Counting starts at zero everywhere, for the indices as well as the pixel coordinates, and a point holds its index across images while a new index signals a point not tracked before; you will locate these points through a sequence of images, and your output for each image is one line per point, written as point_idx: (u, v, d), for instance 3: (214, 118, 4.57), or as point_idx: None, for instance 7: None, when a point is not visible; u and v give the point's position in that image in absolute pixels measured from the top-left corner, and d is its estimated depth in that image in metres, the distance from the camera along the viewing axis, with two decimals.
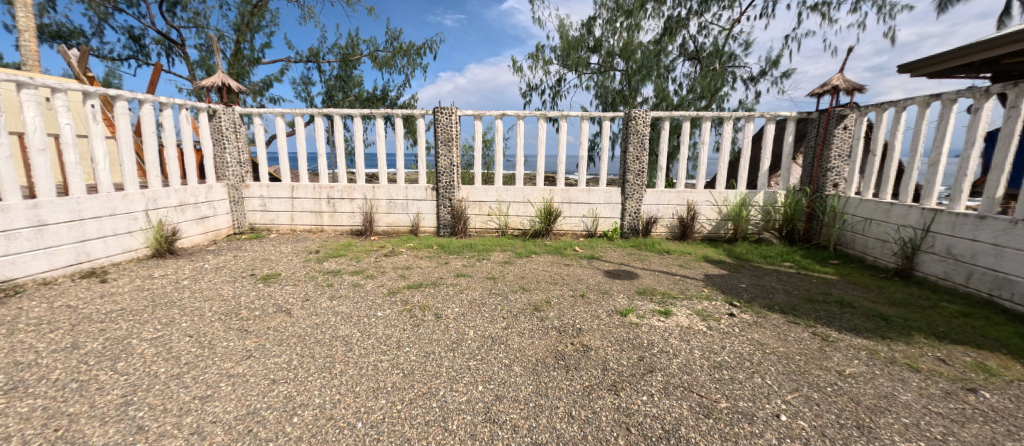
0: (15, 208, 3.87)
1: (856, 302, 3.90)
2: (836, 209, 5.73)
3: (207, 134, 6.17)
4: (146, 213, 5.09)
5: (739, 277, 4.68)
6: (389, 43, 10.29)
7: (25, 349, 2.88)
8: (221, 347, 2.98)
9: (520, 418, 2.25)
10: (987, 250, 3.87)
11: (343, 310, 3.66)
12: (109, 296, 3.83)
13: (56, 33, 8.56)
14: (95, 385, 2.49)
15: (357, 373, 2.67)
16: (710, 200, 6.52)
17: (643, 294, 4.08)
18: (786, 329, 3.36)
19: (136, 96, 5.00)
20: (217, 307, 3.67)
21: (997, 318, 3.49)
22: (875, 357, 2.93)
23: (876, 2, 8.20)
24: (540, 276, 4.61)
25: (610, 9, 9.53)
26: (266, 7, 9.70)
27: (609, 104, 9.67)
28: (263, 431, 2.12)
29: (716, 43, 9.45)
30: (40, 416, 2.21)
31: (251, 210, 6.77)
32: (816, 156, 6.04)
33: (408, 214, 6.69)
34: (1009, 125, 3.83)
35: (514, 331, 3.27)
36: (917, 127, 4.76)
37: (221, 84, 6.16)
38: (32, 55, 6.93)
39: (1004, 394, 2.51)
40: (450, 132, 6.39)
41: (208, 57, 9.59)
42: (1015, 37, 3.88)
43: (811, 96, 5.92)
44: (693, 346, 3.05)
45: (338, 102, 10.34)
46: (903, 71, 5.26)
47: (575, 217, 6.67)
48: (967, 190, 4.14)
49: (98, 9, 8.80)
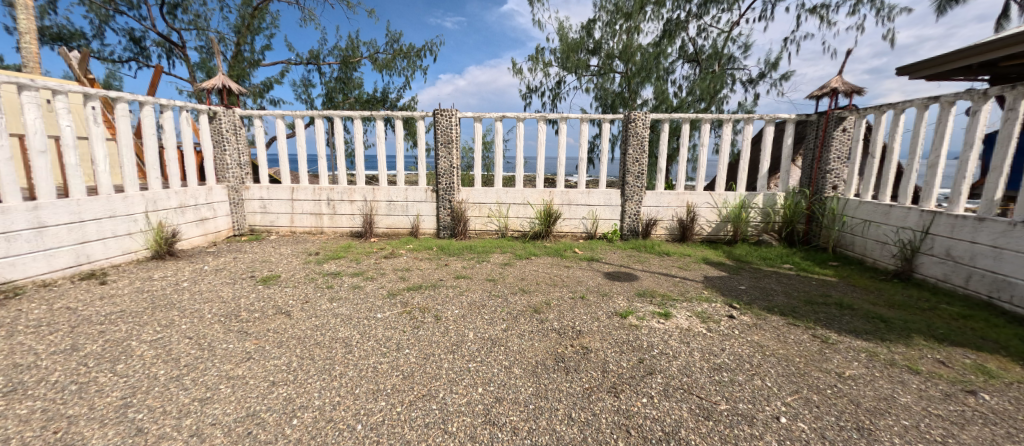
0: (15, 210, 3.87)
1: (856, 304, 3.90)
2: (836, 211, 5.72)
3: (207, 136, 6.18)
4: (146, 215, 5.09)
5: (738, 279, 4.69)
6: (389, 45, 10.34)
7: (25, 351, 2.87)
8: (221, 349, 2.98)
9: (520, 420, 2.25)
10: (987, 252, 3.87)
11: (343, 311, 3.66)
12: (109, 298, 3.83)
13: (56, 35, 8.57)
14: (95, 387, 2.49)
15: (357, 375, 2.67)
16: (710, 202, 6.52)
17: (643, 296, 4.09)
18: (786, 330, 3.37)
19: (136, 98, 5.00)
20: (217, 309, 3.67)
21: (996, 320, 3.50)
22: (875, 359, 2.93)
23: (875, 4, 8.24)
24: (540, 278, 4.61)
25: (610, 12, 9.57)
26: (266, 9, 9.72)
27: (609, 106, 9.70)
28: (263, 434, 2.12)
29: (716, 45, 9.49)
30: (40, 418, 2.21)
31: (251, 211, 6.76)
32: (816, 158, 6.05)
33: (408, 215, 6.70)
34: (1007, 127, 3.84)
35: (513, 333, 3.27)
36: (916, 129, 4.77)
37: (221, 86, 6.17)
38: (33, 58, 6.94)
39: (1003, 396, 2.51)
40: (450, 134, 6.40)
41: (208, 59, 9.61)
42: (1012, 40, 3.91)
43: (811, 98, 5.93)
44: (693, 348, 3.05)
45: (339, 104, 10.36)
46: (902, 73, 5.28)
47: (575, 219, 6.67)
48: (966, 192, 4.15)
49: (98, 11, 8.82)
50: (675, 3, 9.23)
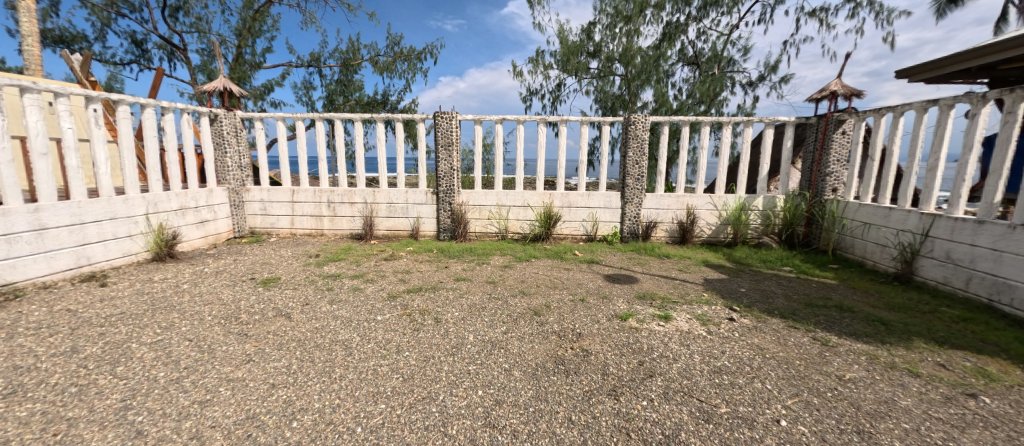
0: (16, 211, 3.87)
1: (856, 307, 3.90)
2: (836, 214, 5.73)
3: (207, 138, 6.19)
4: (147, 217, 5.09)
5: (739, 282, 4.69)
6: (390, 48, 10.39)
7: (25, 352, 2.88)
8: (221, 351, 2.98)
9: (520, 423, 2.25)
10: (987, 255, 3.87)
11: (343, 313, 3.66)
12: (109, 300, 3.83)
13: (58, 38, 8.61)
14: (95, 389, 2.49)
15: (357, 377, 2.67)
16: (710, 204, 6.53)
17: (643, 298, 4.09)
18: (786, 333, 3.36)
19: (138, 100, 5.02)
20: (217, 311, 3.67)
21: (996, 323, 3.50)
22: (875, 362, 2.93)
23: (874, 7, 8.29)
24: (540, 280, 4.62)
25: (610, 15, 9.61)
26: (268, 12, 9.76)
27: (609, 109, 9.73)
28: (263, 436, 2.12)
29: (715, 48, 9.53)
30: (40, 420, 2.21)
31: (251, 214, 6.76)
32: (816, 161, 6.06)
33: (408, 217, 6.71)
34: (1006, 130, 3.85)
35: (514, 336, 3.27)
36: (916, 132, 4.78)
37: (222, 89, 6.18)
38: (35, 60, 6.96)
39: (1004, 399, 2.51)
40: (450, 137, 6.42)
41: (209, 61, 9.64)
42: (1009, 44, 3.93)
43: (810, 101, 5.94)
44: (693, 350, 3.05)
45: (339, 106, 10.40)
46: (902, 76, 5.29)
47: (575, 221, 6.68)
48: (966, 194, 4.15)
49: (101, 14, 8.86)
50: (674, 6, 9.26)
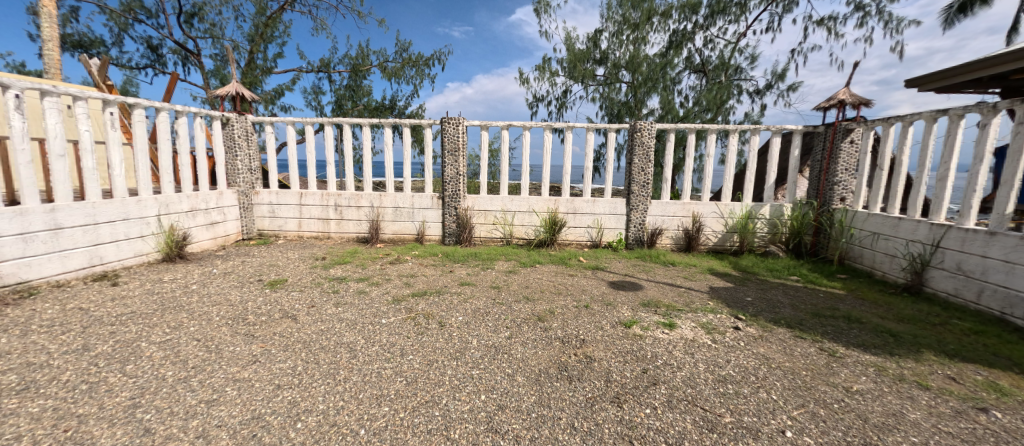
0: (33, 211, 3.97)
1: (865, 317, 3.86)
2: (843, 223, 5.69)
3: (220, 141, 6.29)
4: (158, 218, 5.19)
5: (744, 291, 4.66)
6: (398, 54, 10.55)
7: (37, 350, 2.93)
8: (227, 351, 3.02)
9: (522, 429, 2.25)
10: (998, 267, 3.83)
11: (348, 316, 3.69)
12: (120, 300, 3.89)
13: (77, 42, 8.84)
14: (104, 387, 2.53)
15: (361, 379, 2.70)
16: (716, 212, 6.51)
17: (648, 306, 4.07)
18: (792, 343, 3.34)
19: (152, 103, 5.13)
20: (225, 312, 3.72)
21: (1008, 337, 3.44)
22: (884, 374, 2.89)
23: (883, 16, 8.22)
24: (544, 286, 4.62)
25: (616, 23, 9.67)
26: (279, 18, 9.94)
27: (614, 116, 9.78)
28: (268, 437, 2.14)
29: (722, 56, 9.55)
30: (51, 416, 2.25)
31: (260, 216, 6.82)
32: (823, 169, 6.01)
33: (413, 221, 6.75)
34: (1017, 141, 3.81)
35: (517, 341, 3.28)
36: (925, 142, 4.75)
37: (235, 93, 6.24)
38: (54, 64, 7.11)
39: (1017, 414, 2.46)
40: (457, 142, 6.43)
41: (221, 67, 9.84)
42: (1019, 54, 3.91)
43: (818, 110, 5.92)
44: (697, 359, 3.03)
45: (348, 111, 10.54)
46: (910, 85, 5.28)
47: (580, 227, 6.68)
48: (977, 205, 4.10)
49: (118, 19, 9.09)
50: (681, 14, 9.27)
